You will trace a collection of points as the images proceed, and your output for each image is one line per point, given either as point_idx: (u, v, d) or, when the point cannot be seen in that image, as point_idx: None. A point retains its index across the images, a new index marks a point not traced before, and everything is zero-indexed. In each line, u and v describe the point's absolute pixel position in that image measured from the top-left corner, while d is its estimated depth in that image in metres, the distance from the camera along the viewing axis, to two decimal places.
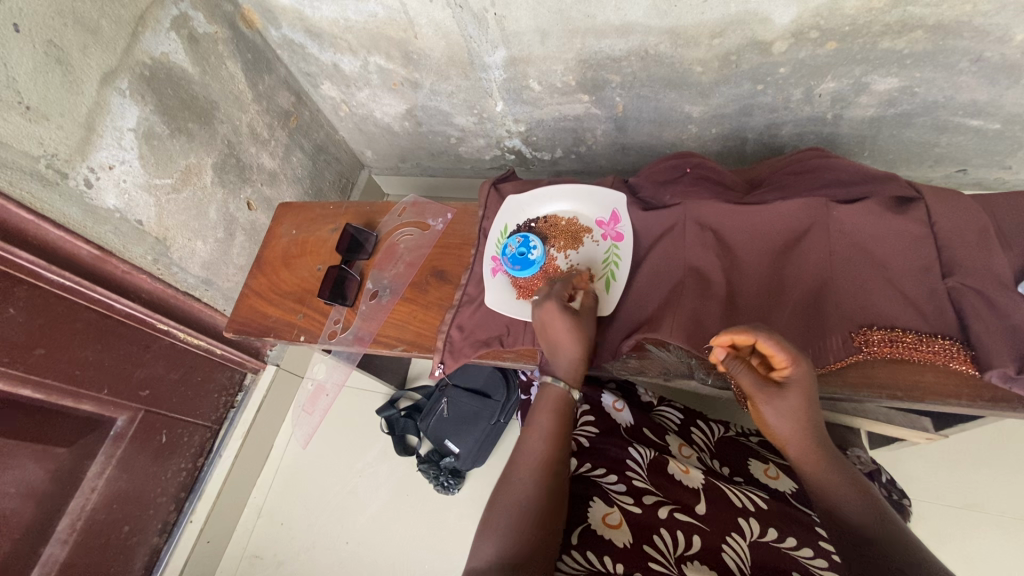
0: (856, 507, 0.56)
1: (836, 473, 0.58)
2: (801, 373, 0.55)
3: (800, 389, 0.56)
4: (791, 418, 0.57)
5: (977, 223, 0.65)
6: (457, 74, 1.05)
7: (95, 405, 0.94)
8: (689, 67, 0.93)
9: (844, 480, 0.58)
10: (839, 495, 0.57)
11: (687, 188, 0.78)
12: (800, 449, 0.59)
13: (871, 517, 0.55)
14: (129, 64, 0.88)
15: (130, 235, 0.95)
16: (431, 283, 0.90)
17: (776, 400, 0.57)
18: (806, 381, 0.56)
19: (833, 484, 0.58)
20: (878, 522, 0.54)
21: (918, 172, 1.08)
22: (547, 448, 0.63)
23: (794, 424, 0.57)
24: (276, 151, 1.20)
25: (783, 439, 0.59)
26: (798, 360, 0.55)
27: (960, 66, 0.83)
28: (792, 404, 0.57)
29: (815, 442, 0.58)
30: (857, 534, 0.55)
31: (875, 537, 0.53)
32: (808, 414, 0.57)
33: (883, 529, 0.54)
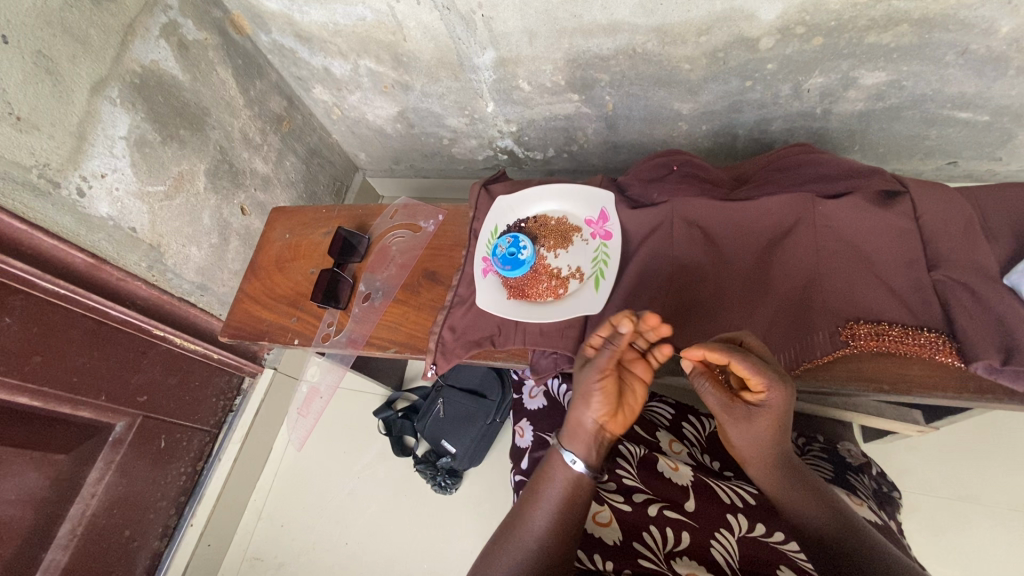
0: (819, 514, 0.59)
1: (799, 485, 0.60)
2: (774, 400, 0.55)
3: (771, 414, 0.57)
4: (755, 436, 0.59)
5: (962, 216, 0.66)
6: (447, 76, 1.06)
7: (93, 411, 0.95)
8: (676, 64, 0.93)
9: (808, 492, 0.60)
10: (802, 506, 0.60)
11: (675, 186, 0.79)
12: (761, 461, 0.61)
13: (836, 524, 0.58)
14: (120, 72, 0.89)
15: (125, 242, 0.96)
16: (423, 285, 0.91)
17: (742, 419, 0.59)
18: (778, 407, 0.56)
19: (797, 498, 0.60)
20: (845, 529, 0.57)
21: (909, 165, 1.08)
22: (565, 503, 0.58)
23: (758, 439, 0.59)
24: (269, 156, 1.21)
25: (746, 451, 0.62)
26: (773, 387, 0.54)
27: (946, 59, 0.83)
28: (759, 425, 0.58)
29: (778, 455, 0.60)
30: (827, 544, 0.57)
31: (845, 544, 0.56)
32: (775, 434, 0.58)
33: (850, 536, 0.56)
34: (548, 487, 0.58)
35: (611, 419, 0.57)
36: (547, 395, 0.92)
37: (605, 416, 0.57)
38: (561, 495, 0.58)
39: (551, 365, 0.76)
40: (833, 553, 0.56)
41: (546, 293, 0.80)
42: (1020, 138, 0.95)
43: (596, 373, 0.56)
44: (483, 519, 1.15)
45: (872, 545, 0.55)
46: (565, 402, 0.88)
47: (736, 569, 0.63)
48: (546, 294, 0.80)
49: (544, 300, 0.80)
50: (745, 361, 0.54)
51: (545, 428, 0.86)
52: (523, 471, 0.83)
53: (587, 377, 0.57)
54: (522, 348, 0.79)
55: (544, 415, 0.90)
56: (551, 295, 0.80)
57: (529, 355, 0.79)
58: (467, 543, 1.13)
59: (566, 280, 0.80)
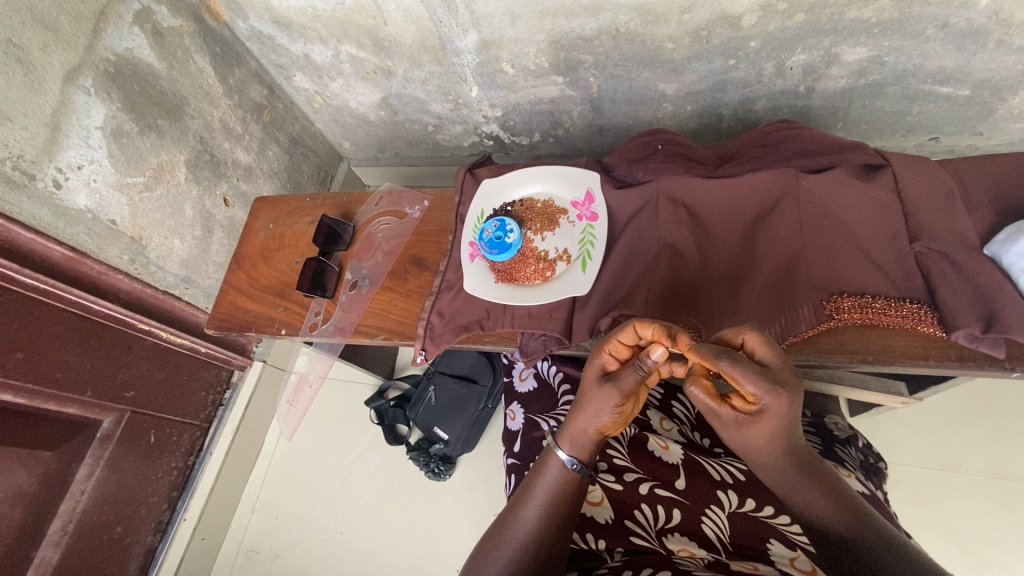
0: (832, 510, 0.52)
1: (811, 483, 0.52)
2: (774, 408, 0.48)
3: (771, 424, 0.49)
4: (757, 444, 0.51)
5: (942, 188, 0.67)
6: (430, 61, 1.04)
7: (79, 408, 0.94)
8: (660, 44, 0.93)
9: (823, 488, 0.52)
10: (814, 502, 0.52)
11: (659, 165, 0.78)
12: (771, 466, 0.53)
13: (852, 521, 0.51)
14: (93, 61, 0.87)
15: (105, 235, 0.94)
16: (411, 272, 0.90)
17: (740, 426, 0.51)
18: (781, 416, 0.49)
19: (810, 495, 0.52)
20: (860, 525, 0.50)
21: (892, 142, 1.09)
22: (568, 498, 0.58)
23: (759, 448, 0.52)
24: (251, 146, 1.19)
25: (751, 456, 0.54)
26: (770, 396, 0.47)
27: (926, 33, 0.84)
28: (758, 434, 0.51)
29: (786, 457, 0.52)
30: (841, 543, 0.50)
31: (857, 543, 0.49)
32: (780, 442, 0.51)
33: (867, 534, 0.49)
34: (543, 479, 0.59)
35: (614, 429, 0.59)
36: (537, 376, 0.93)
37: (612, 428, 0.58)
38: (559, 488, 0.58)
39: (540, 347, 0.77)
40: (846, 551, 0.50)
41: (533, 276, 0.80)
42: (1000, 112, 0.96)
43: (616, 396, 0.55)
44: (477, 503, 1.15)
45: (890, 544, 0.48)
46: (555, 383, 0.88)
47: (729, 544, 0.64)
48: (533, 277, 0.80)
49: (531, 284, 0.80)
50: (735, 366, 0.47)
51: (536, 411, 0.86)
52: (515, 454, 0.84)
53: (605, 398, 0.55)
54: (511, 330, 0.79)
55: (535, 398, 0.90)
56: (539, 278, 0.79)
57: (518, 337, 0.79)
58: (462, 527, 1.14)
59: (553, 262, 0.80)
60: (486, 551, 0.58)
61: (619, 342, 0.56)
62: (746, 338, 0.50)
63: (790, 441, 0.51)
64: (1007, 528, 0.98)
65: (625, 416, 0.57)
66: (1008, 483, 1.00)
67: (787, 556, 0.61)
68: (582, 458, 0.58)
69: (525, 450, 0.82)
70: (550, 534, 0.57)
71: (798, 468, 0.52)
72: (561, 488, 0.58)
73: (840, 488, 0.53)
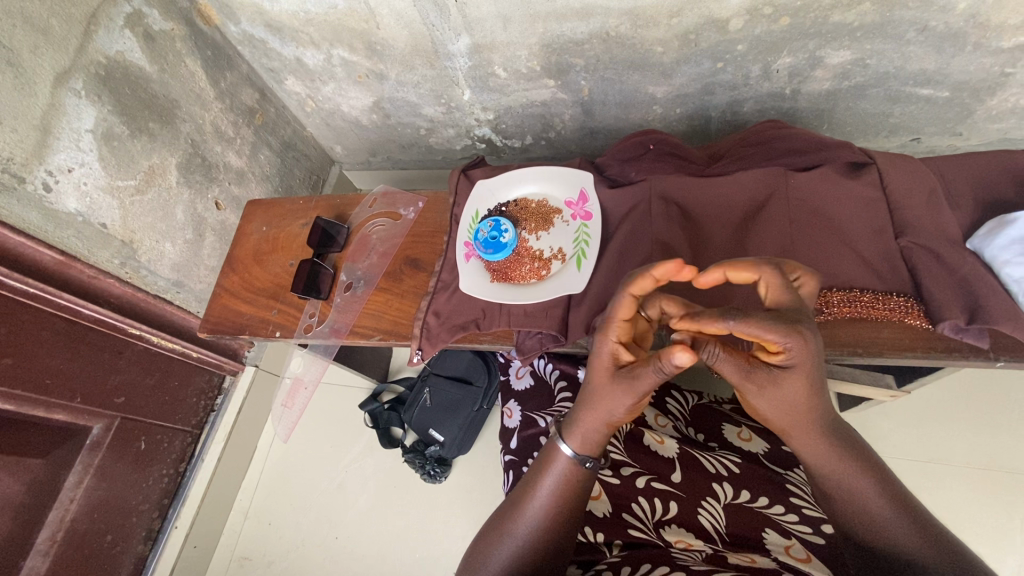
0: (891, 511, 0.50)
1: (859, 472, 0.51)
2: (797, 352, 0.43)
3: (802, 371, 0.44)
4: (791, 399, 0.46)
5: (925, 184, 0.69)
6: (422, 64, 1.05)
7: (69, 414, 0.92)
8: (650, 47, 0.95)
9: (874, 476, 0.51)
10: (867, 495, 0.51)
11: (651, 165, 0.80)
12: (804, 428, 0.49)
13: (920, 532, 0.49)
14: (83, 63, 0.87)
15: (95, 239, 0.93)
16: (406, 272, 0.90)
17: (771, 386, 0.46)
18: (810, 357, 0.44)
19: (862, 485, 0.51)
20: (929, 535, 0.49)
21: (876, 143, 1.11)
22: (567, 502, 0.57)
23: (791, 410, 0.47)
24: (243, 149, 1.18)
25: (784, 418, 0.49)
26: (791, 338, 0.42)
27: (907, 37, 0.86)
28: (794, 390, 0.45)
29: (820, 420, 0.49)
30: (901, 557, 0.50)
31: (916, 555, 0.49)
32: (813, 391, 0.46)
33: (932, 545, 0.49)
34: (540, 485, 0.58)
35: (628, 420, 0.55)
36: (534, 375, 0.93)
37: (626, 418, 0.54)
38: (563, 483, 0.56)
39: (536, 345, 0.77)
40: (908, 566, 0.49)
41: (529, 275, 0.80)
42: (978, 113, 0.99)
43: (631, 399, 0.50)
44: (474, 505, 1.15)
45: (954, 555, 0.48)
46: (552, 381, 0.89)
47: (725, 534, 0.65)
48: (529, 276, 0.80)
49: (527, 283, 0.80)
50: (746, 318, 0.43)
51: (533, 408, 0.87)
52: (512, 451, 0.84)
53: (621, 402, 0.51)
54: (507, 329, 0.79)
55: (531, 396, 0.90)
56: (534, 277, 0.80)
57: (514, 336, 0.80)
58: (459, 530, 1.13)
59: (549, 261, 0.81)
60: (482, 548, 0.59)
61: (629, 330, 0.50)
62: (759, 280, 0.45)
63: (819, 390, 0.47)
64: (994, 517, 1.00)
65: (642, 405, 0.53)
66: (992, 474, 1.03)
67: (783, 544, 0.62)
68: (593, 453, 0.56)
69: (522, 447, 0.82)
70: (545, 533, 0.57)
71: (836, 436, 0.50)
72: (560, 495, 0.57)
73: (890, 481, 0.52)
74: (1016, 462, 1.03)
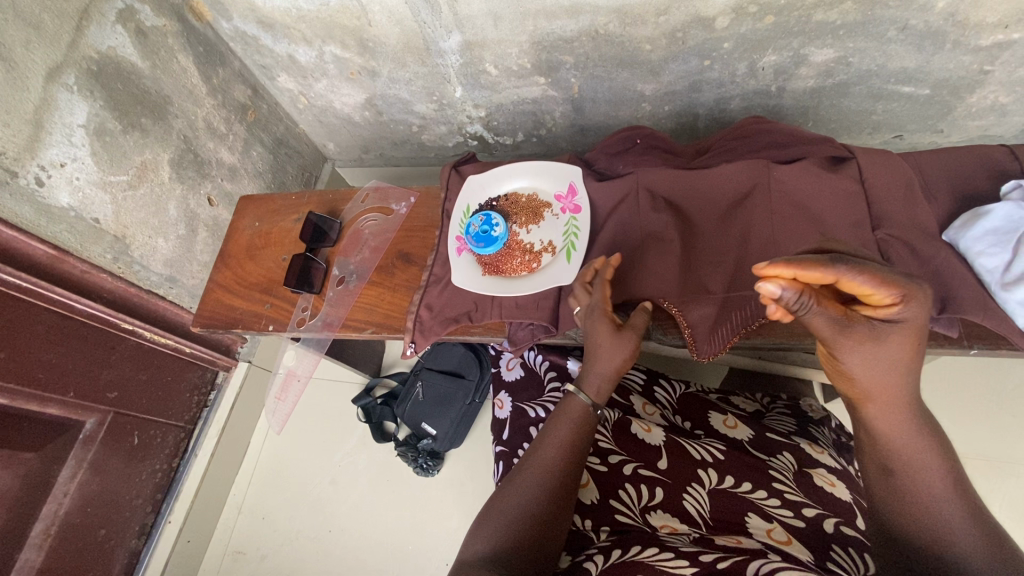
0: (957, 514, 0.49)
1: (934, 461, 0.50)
2: (907, 307, 0.48)
3: (905, 326, 0.48)
4: (888, 365, 0.49)
5: (902, 179, 0.71)
6: (414, 61, 1.06)
7: (62, 408, 0.92)
8: (638, 45, 0.96)
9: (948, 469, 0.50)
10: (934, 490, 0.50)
11: (637, 158, 0.82)
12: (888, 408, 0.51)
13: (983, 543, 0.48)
14: (76, 59, 0.87)
15: (87, 234, 0.94)
16: (397, 266, 0.91)
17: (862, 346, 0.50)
18: (914, 314, 0.48)
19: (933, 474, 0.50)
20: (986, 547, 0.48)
21: (859, 140, 1.14)
22: (551, 494, 0.62)
23: (884, 372, 0.50)
24: (235, 145, 1.19)
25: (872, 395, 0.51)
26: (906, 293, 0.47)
27: (888, 35, 0.89)
28: (893, 347, 0.49)
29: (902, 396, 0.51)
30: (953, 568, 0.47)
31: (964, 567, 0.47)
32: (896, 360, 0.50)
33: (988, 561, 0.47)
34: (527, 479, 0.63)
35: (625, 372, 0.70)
36: (524, 367, 0.94)
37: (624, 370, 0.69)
38: (555, 459, 0.64)
39: (527, 336, 0.79)
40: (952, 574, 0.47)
41: (520, 268, 0.82)
42: (958, 110, 1.01)
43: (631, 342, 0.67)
44: (467, 498, 1.16)
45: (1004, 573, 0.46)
46: (542, 374, 0.90)
47: (709, 519, 0.66)
48: (520, 269, 0.82)
49: (518, 275, 0.81)
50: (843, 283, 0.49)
51: (523, 400, 0.88)
52: (503, 443, 0.85)
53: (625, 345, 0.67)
54: (499, 321, 0.81)
55: (521, 389, 0.91)
56: (525, 270, 0.81)
57: (506, 327, 0.81)
58: (453, 522, 1.14)
59: (539, 254, 0.82)
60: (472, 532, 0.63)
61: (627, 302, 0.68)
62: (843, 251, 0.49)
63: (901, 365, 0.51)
64: None
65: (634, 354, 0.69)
66: (972, 462, 1.05)
67: (765, 527, 0.63)
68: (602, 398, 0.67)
69: (513, 438, 0.84)
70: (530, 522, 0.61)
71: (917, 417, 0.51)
72: (544, 488, 0.62)
73: (962, 486, 0.50)
74: (995, 451, 1.05)
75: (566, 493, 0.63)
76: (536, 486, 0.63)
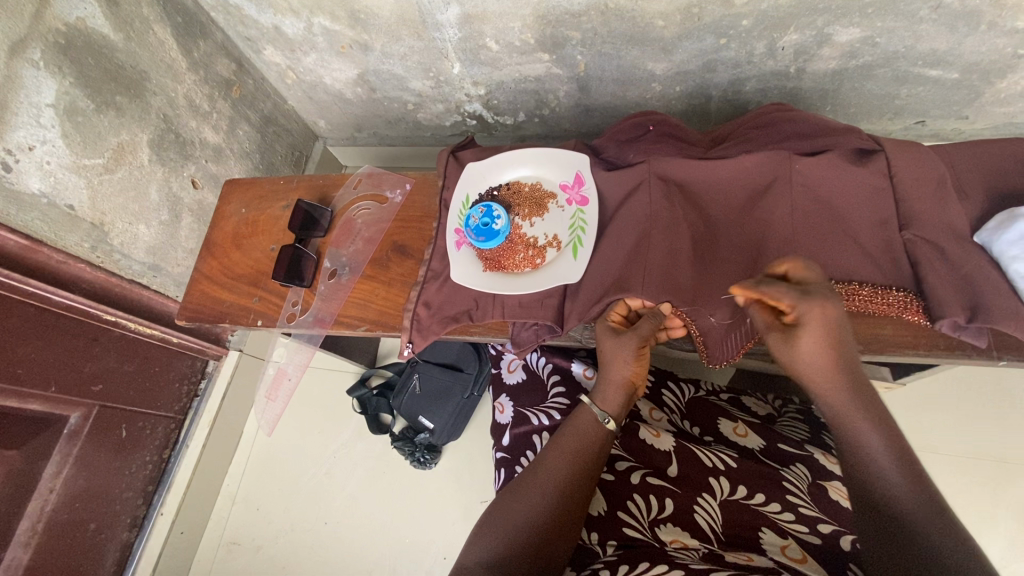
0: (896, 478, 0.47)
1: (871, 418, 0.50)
2: (813, 314, 0.51)
3: (816, 332, 0.51)
4: (807, 356, 0.52)
5: (935, 174, 0.66)
6: (409, 35, 0.99)
7: (44, 404, 0.89)
8: (650, 21, 0.89)
9: (881, 426, 0.49)
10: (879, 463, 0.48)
11: (650, 145, 0.76)
12: (828, 385, 0.52)
13: (916, 499, 0.46)
14: (41, 32, 0.80)
15: (62, 222, 0.89)
16: (392, 259, 0.87)
17: (796, 330, 0.52)
18: (826, 319, 0.51)
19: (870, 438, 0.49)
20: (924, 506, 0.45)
21: (879, 125, 1.08)
22: (554, 508, 0.61)
23: (815, 362, 0.52)
24: (220, 124, 1.12)
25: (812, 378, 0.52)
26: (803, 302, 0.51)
27: (920, 14, 0.82)
28: (812, 345, 0.51)
29: (837, 377, 0.51)
30: (907, 528, 0.45)
31: (924, 529, 0.44)
32: (840, 340, 0.51)
33: (932, 519, 0.44)
34: (532, 495, 0.62)
35: (641, 381, 0.68)
36: (526, 368, 0.91)
37: (637, 378, 0.68)
38: (562, 467, 0.63)
39: (532, 337, 0.75)
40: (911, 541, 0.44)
41: (522, 264, 0.77)
42: (986, 96, 0.96)
43: (637, 344, 0.66)
44: (466, 490, 1.15)
45: (952, 533, 0.43)
46: (545, 375, 0.87)
47: (720, 533, 0.65)
48: (523, 265, 0.77)
49: (520, 271, 0.77)
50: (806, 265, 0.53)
51: (525, 404, 0.85)
52: (504, 448, 0.82)
53: (629, 348, 0.66)
54: (501, 321, 0.77)
55: (523, 391, 0.88)
56: (528, 266, 0.77)
57: (509, 328, 0.78)
58: (451, 514, 1.13)
59: (543, 249, 0.77)
60: (472, 545, 0.62)
61: (625, 304, 0.69)
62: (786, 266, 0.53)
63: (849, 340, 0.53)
64: (980, 504, 1.02)
65: (647, 361, 0.67)
66: (977, 461, 1.05)
67: (778, 544, 0.61)
68: (612, 412, 0.66)
69: (515, 444, 0.81)
70: (533, 539, 0.59)
71: (848, 375, 0.51)
72: (548, 502, 0.61)
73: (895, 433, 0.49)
74: (1002, 450, 1.04)
75: (571, 511, 0.61)
76: (539, 501, 0.61)
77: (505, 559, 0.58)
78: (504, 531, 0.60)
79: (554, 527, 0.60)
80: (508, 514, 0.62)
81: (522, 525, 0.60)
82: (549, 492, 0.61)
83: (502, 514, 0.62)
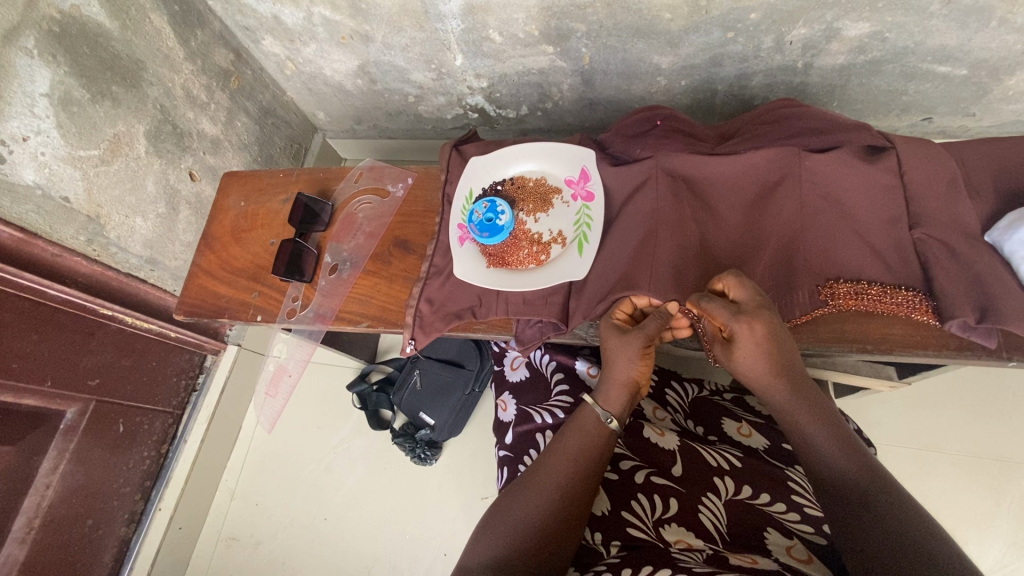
0: (842, 460, 0.52)
1: (811, 414, 0.55)
2: (743, 331, 0.56)
3: (746, 345, 0.56)
4: (748, 363, 0.57)
5: (946, 172, 0.65)
6: (411, 26, 0.97)
7: (39, 399, 0.87)
8: (657, 14, 0.88)
9: (821, 420, 0.54)
10: (824, 449, 0.53)
11: (657, 141, 0.75)
12: (768, 389, 0.57)
13: (864, 476, 0.51)
14: (35, 19, 0.78)
15: (57, 214, 0.87)
16: (394, 255, 0.85)
17: (731, 342, 0.58)
18: (757, 335, 0.56)
19: (811, 430, 0.55)
20: (870, 479, 0.50)
21: (885, 122, 1.07)
22: (558, 508, 0.60)
23: (753, 370, 0.57)
24: (218, 115, 1.10)
25: (752, 383, 0.58)
26: (734, 320, 0.56)
27: (931, 9, 0.81)
28: (747, 355, 0.57)
29: (779, 382, 0.56)
30: (860, 499, 0.50)
31: (876, 499, 0.49)
32: (776, 352, 0.56)
33: (878, 490, 0.49)
34: (536, 495, 0.61)
35: (645, 380, 0.67)
36: (530, 365, 0.90)
37: (642, 377, 0.66)
38: (563, 468, 0.62)
39: (536, 335, 0.74)
40: (866, 511, 0.49)
41: (527, 260, 0.76)
42: (995, 93, 0.95)
43: (643, 345, 0.64)
44: (466, 486, 1.14)
45: (898, 500, 0.48)
46: (549, 373, 0.86)
47: (725, 533, 0.64)
48: (527, 261, 0.76)
49: (525, 268, 0.76)
50: (740, 284, 0.58)
51: (529, 402, 0.84)
52: (507, 446, 0.82)
53: (635, 349, 0.64)
54: (505, 318, 0.76)
55: (527, 388, 0.87)
56: (533, 262, 0.76)
57: (513, 325, 0.77)
58: (451, 510, 1.13)
59: (548, 245, 0.76)
60: (475, 544, 0.61)
61: (631, 302, 0.67)
62: (726, 283, 0.59)
63: (794, 349, 0.57)
64: (980, 503, 1.03)
65: (652, 361, 0.66)
66: (978, 460, 1.05)
67: (783, 544, 0.61)
68: (615, 412, 0.65)
69: (517, 442, 0.80)
70: (537, 539, 0.58)
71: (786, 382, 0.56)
72: (553, 502, 0.60)
73: (840, 428, 0.54)
74: (1002, 449, 1.05)
75: (575, 511, 0.61)
76: (542, 501, 0.61)
77: (508, 559, 0.57)
78: (508, 531, 0.59)
79: (557, 528, 0.59)
80: (512, 513, 0.61)
81: (525, 524, 0.59)
82: (553, 492, 0.61)
83: (505, 513, 0.62)
